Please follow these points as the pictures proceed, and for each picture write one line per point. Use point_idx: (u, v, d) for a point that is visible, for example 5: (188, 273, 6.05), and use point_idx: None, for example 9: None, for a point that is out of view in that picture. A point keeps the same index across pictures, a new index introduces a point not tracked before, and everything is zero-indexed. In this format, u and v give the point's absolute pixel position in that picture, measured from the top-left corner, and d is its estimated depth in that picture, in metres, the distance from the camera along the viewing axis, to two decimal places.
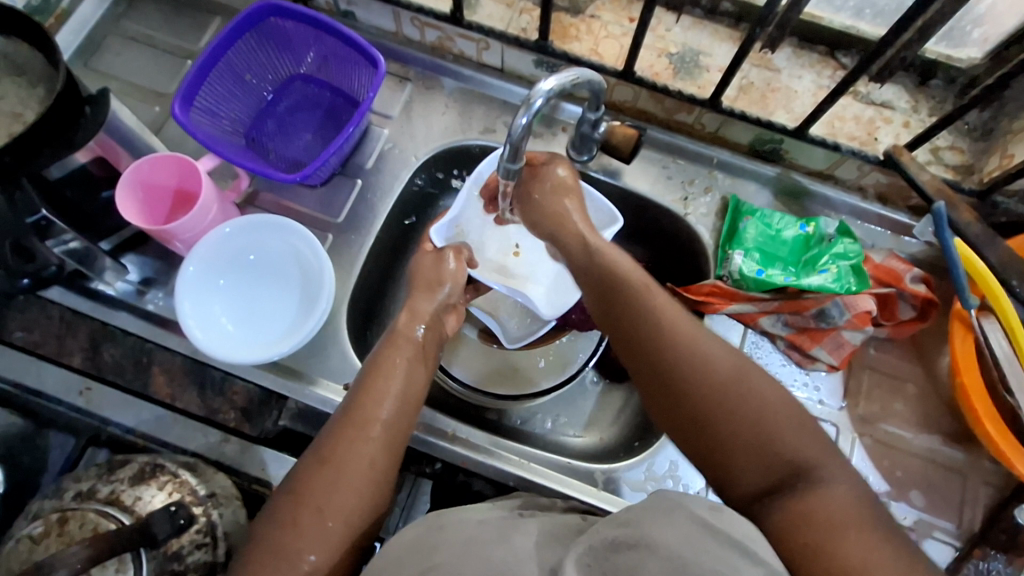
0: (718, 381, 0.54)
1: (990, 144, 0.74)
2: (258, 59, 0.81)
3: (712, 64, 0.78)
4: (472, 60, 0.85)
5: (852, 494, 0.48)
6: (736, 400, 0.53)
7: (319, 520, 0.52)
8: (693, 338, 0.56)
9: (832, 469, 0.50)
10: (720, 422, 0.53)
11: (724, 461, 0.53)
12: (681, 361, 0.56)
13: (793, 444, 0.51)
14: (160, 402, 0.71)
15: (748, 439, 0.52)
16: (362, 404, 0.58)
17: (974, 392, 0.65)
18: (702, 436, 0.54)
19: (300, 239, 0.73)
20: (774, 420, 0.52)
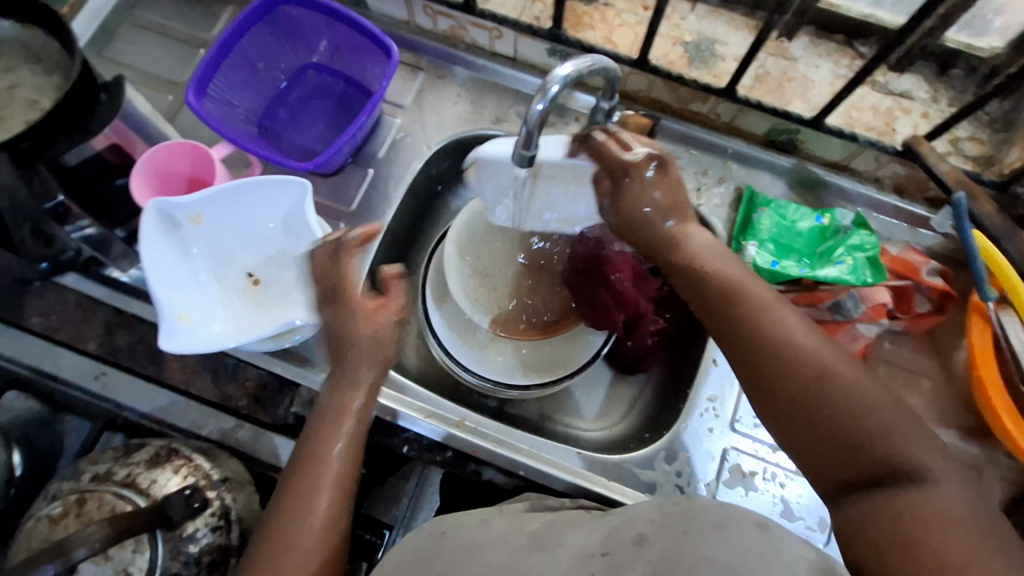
0: (814, 376, 0.49)
1: (1011, 135, 0.73)
2: (271, 48, 0.81)
3: (727, 53, 0.77)
4: (484, 49, 0.85)
5: (967, 499, 0.44)
6: (833, 396, 0.48)
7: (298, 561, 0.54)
8: (781, 323, 0.52)
9: (941, 471, 0.45)
10: (816, 418, 0.49)
11: (824, 454, 0.48)
12: (770, 349, 0.52)
13: (907, 448, 0.46)
14: (175, 388, 0.72)
15: (860, 441, 0.47)
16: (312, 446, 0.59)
17: (991, 384, 0.64)
18: (805, 435, 0.49)
19: (294, 203, 0.68)
20: (875, 414, 0.47)
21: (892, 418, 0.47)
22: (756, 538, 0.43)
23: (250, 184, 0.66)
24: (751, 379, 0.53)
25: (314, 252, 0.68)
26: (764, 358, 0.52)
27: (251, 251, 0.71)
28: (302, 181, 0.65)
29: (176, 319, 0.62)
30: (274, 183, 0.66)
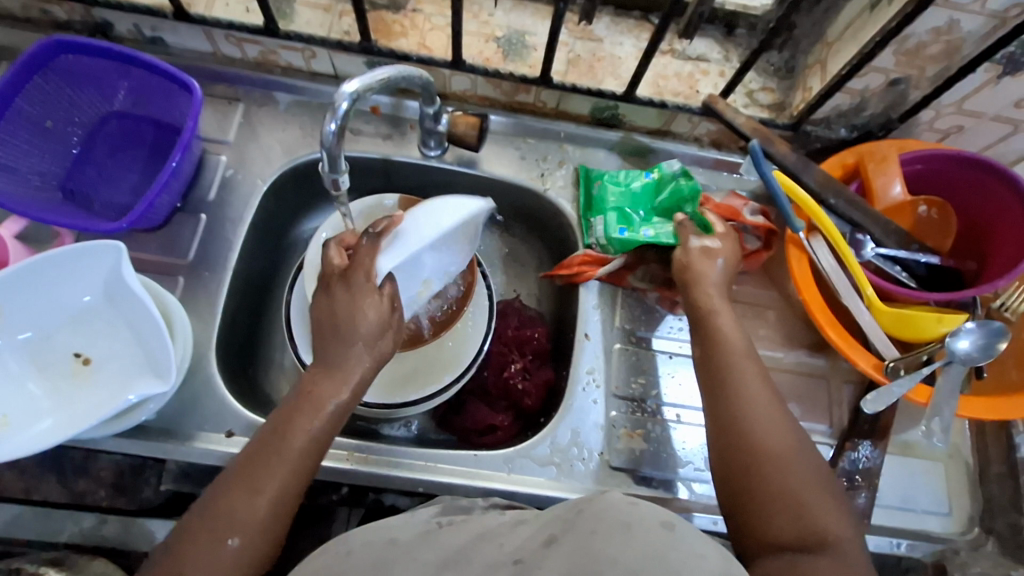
0: (756, 438, 0.55)
1: (794, 81, 0.81)
2: (56, 103, 0.73)
3: (538, 42, 0.79)
4: (302, 70, 0.82)
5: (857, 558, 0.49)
6: (769, 462, 0.53)
7: (249, 502, 0.52)
8: (744, 387, 0.58)
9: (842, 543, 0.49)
10: (758, 478, 0.53)
11: (732, 458, 0.55)
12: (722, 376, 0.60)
13: (825, 520, 0.50)
14: (16, 498, 0.64)
15: (759, 461, 0.54)
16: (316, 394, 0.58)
17: (815, 306, 0.70)
18: (749, 501, 0.53)
19: (108, 270, 0.62)
20: (797, 487, 0.52)
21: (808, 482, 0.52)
22: (659, 539, 0.39)
23: (48, 258, 0.59)
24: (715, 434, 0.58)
25: (145, 316, 0.62)
26: (714, 387, 0.60)
27: (70, 330, 0.64)
28: (115, 244, 0.60)
29: None
30: (80, 251, 0.60)
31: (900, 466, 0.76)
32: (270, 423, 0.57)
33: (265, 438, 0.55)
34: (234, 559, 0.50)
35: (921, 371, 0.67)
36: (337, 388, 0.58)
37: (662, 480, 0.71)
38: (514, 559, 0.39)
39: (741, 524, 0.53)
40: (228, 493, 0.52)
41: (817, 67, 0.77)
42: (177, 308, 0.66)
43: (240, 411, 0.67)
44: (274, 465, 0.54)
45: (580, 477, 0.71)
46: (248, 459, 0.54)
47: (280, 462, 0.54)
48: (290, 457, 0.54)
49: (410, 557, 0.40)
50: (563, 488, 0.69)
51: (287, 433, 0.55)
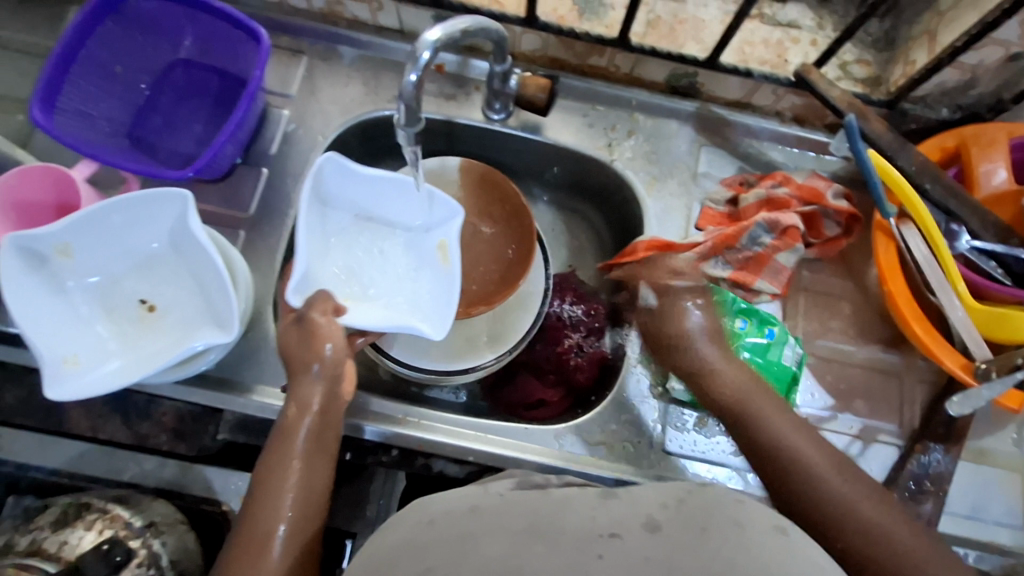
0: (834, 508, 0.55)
1: (894, 53, 0.75)
2: (126, 49, 0.72)
3: (616, 1, 0.75)
4: (368, 24, 0.80)
5: None
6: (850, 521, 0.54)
7: (264, 548, 0.53)
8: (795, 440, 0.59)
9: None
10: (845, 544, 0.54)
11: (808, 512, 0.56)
12: (770, 456, 0.59)
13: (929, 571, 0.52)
14: (83, 437, 0.65)
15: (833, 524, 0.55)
16: (288, 417, 0.59)
17: (900, 297, 0.66)
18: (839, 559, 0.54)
19: (177, 217, 0.62)
20: (893, 544, 0.53)
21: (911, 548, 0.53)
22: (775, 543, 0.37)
23: (121, 203, 0.59)
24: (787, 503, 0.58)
25: (210, 266, 0.62)
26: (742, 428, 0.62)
27: (137, 276, 0.65)
28: (183, 192, 0.59)
29: (60, 365, 0.57)
30: (148, 198, 0.60)
31: (972, 475, 0.72)
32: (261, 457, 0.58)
33: (259, 470, 0.57)
34: None
35: (1017, 377, 0.60)
36: (302, 413, 0.59)
37: (716, 469, 0.69)
38: (609, 533, 0.38)
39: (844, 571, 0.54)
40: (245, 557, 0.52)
41: (924, 39, 0.70)
42: (240, 259, 0.65)
43: None
44: (272, 489, 0.55)
45: (633, 459, 0.69)
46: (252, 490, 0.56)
47: (278, 491, 0.55)
48: (288, 479, 0.56)
49: (495, 528, 0.38)
50: (615, 467, 0.68)
51: (278, 458, 0.57)
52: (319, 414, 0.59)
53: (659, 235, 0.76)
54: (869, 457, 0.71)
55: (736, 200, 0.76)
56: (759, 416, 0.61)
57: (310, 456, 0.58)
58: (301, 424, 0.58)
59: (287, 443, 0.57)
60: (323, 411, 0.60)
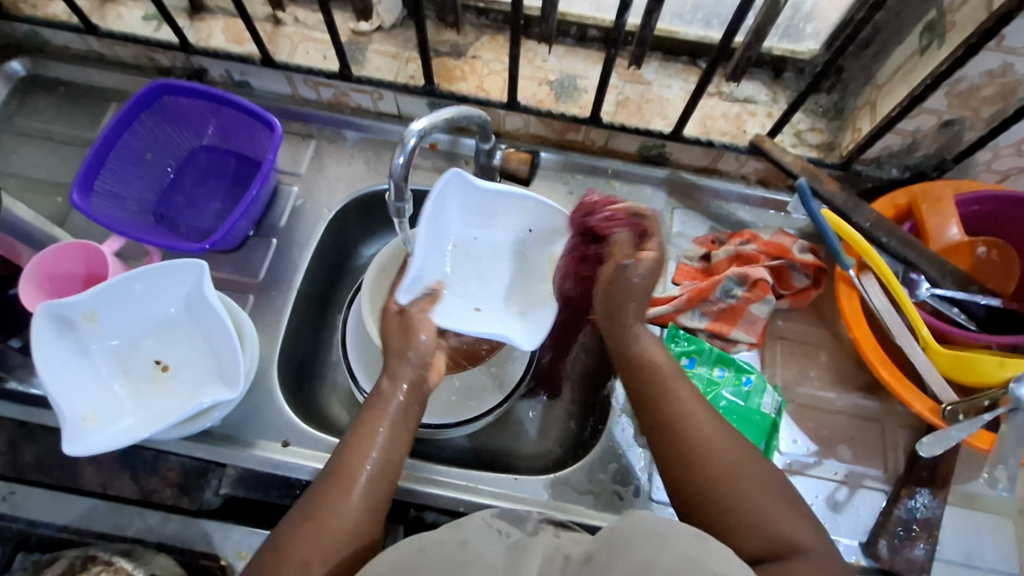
0: (722, 457, 0.56)
1: (843, 122, 0.82)
2: (157, 139, 0.82)
3: (588, 85, 0.84)
4: (370, 111, 0.89)
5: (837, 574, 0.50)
6: (735, 477, 0.55)
7: (304, 568, 0.51)
8: (676, 388, 0.61)
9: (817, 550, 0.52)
10: (720, 492, 0.54)
11: (697, 472, 0.56)
12: (690, 445, 0.57)
13: (797, 530, 0.52)
14: (92, 493, 0.69)
15: (720, 474, 0.55)
16: (347, 459, 0.57)
17: (866, 344, 0.70)
18: (707, 505, 0.55)
19: (191, 282, 0.68)
20: (765, 497, 0.54)
21: (774, 505, 0.54)
22: (692, 544, 0.44)
23: (142, 272, 0.66)
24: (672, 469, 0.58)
25: (220, 328, 0.68)
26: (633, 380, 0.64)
27: (154, 339, 0.71)
28: (198, 262, 0.66)
29: (79, 422, 0.61)
30: (165, 269, 0.67)
31: (963, 520, 0.72)
32: (313, 485, 0.56)
33: (332, 471, 0.57)
34: None
35: (984, 418, 0.63)
36: (368, 457, 0.57)
37: None
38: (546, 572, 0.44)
39: (706, 515, 0.54)
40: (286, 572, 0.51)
41: (867, 109, 0.77)
42: (248, 321, 0.71)
43: (296, 422, 0.71)
44: (339, 507, 0.54)
45: (622, 508, 0.71)
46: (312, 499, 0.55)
47: (337, 518, 0.54)
48: (360, 494, 0.56)
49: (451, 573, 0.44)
50: (601, 516, 0.69)
51: (352, 480, 0.56)
52: (392, 437, 0.60)
53: None
54: (855, 503, 0.72)
55: (708, 256, 0.81)
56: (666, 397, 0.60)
57: (379, 478, 0.57)
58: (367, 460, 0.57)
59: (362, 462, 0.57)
60: (392, 434, 0.60)
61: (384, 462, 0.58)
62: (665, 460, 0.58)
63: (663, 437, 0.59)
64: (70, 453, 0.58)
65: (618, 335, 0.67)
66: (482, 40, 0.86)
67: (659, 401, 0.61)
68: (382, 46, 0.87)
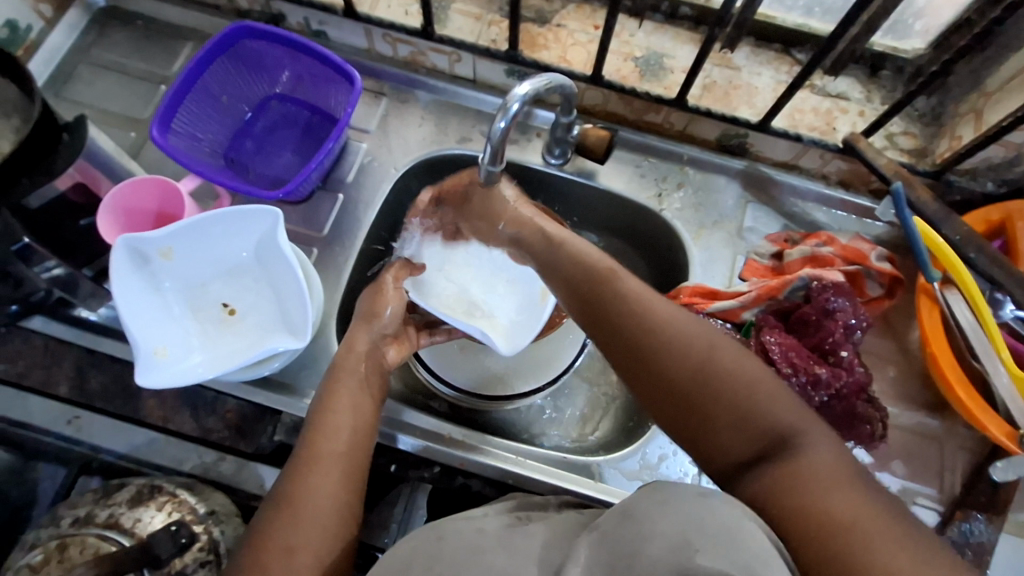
0: (695, 363, 0.52)
1: (939, 128, 0.78)
2: (233, 81, 0.82)
3: (676, 65, 0.81)
4: (445, 72, 0.88)
5: (842, 461, 0.47)
6: (719, 383, 0.51)
7: (287, 556, 0.50)
8: (654, 310, 0.55)
9: (817, 438, 0.48)
10: (712, 401, 0.51)
11: (676, 397, 0.52)
12: (666, 361, 0.53)
13: (783, 419, 0.49)
14: (152, 425, 0.70)
15: (693, 388, 0.51)
16: (316, 438, 0.57)
17: (943, 360, 0.69)
18: (694, 419, 0.51)
19: (266, 228, 0.68)
20: (757, 390, 0.50)
21: (776, 405, 0.50)
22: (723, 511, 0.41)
23: (222, 215, 0.66)
24: (655, 395, 0.54)
25: (290, 278, 0.68)
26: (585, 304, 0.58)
27: (223, 281, 0.71)
28: (274, 210, 0.66)
29: (151, 354, 0.62)
30: (243, 213, 0.66)
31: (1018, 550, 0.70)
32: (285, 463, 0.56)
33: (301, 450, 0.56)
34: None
35: None
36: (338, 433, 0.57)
37: None
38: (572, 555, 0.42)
39: (703, 432, 0.51)
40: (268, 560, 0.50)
41: (970, 117, 0.74)
42: (317, 273, 0.71)
43: None
44: (293, 539, 0.51)
45: None
46: (265, 528, 0.52)
47: (313, 492, 0.53)
48: (313, 513, 0.53)
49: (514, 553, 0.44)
50: None
51: (301, 493, 0.53)
52: (346, 449, 0.57)
53: (703, 281, 0.79)
54: None
55: (780, 254, 0.79)
56: (659, 316, 0.55)
57: (337, 495, 0.54)
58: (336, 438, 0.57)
59: (314, 492, 0.53)
60: (354, 407, 0.60)
61: (340, 487, 0.55)
62: (658, 390, 0.53)
63: (638, 358, 0.54)
64: (143, 384, 0.59)
65: (556, 258, 0.62)
66: (568, 8, 0.83)
67: (614, 306, 0.56)
68: (466, 6, 0.84)
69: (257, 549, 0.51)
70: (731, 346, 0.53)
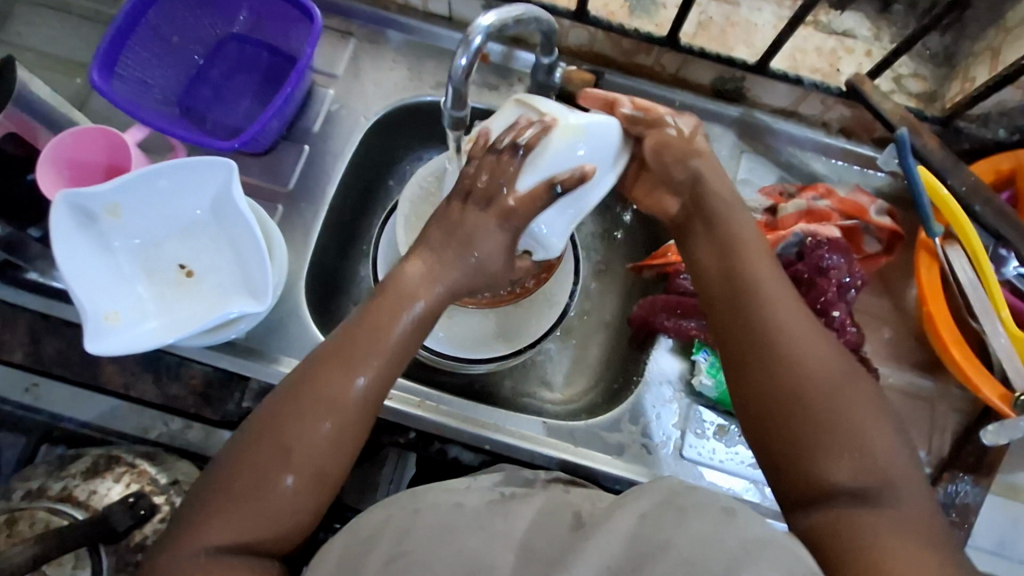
0: (822, 389, 0.49)
1: (951, 69, 0.73)
2: (184, 20, 0.74)
3: (668, 0, 0.75)
4: (418, 10, 0.80)
5: (927, 526, 0.46)
6: (838, 418, 0.48)
7: (312, 431, 0.49)
8: (796, 329, 0.52)
9: (913, 500, 0.47)
10: (819, 433, 0.48)
11: (785, 416, 0.49)
12: (788, 379, 0.49)
13: (892, 473, 0.47)
14: (114, 392, 0.67)
15: (811, 414, 0.48)
16: (371, 326, 0.53)
17: (939, 319, 0.66)
18: (790, 445, 0.48)
19: (220, 182, 0.63)
20: (870, 438, 0.48)
21: (888, 458, 0.47)
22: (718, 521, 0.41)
23: (170, 168, 0.61)
24: (756, 409, 0.50)
25: (249, 237, 0.64)
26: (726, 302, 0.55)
27: (178, 241, 0.67)
28: (228, 162, 0.61)
29: (100, 319, 0.58)
30: (192, 165, 0.61)
31: (1002, 511, 0.69)
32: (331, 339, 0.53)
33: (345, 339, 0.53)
34: (304, 479, 0.49)
35: None
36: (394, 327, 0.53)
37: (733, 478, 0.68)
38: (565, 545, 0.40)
39: (792, 457, 0.48)
40: (294, 428, 0.49)
41: (985, 56, 0.68)
42: (278, 232, 0.67)
43: (323, 343, 0.68)
44: (305, 429, 0.49)
45: (648, 462, 0.68)
46: (296, 394, 0.50)
47: (347, 385, 0.51)
48: (344, 407, 0.50)
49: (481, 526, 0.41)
50: (633, 470, 0.67)
51: (340, 388, 0.51)
52: (396, 349, 0.53)
53: None
54: None
55: (775, 209, 0.74)
56: (796, 334, 0.51)
57: (371, 398, 0.52)
58: (387, 336, 0.53)
59: (342, 382, 0.51)
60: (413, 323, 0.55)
61: (372, 389, 0.52)
62: (766, 404, 0.50)
63: (762, 367, 0.51)
64: (90, 350, 0.56)
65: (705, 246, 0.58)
66: None
67: (752, 311, 0.53)
68: None
69: (287, 411, 0.50)
70: (867, 390, 0.50)
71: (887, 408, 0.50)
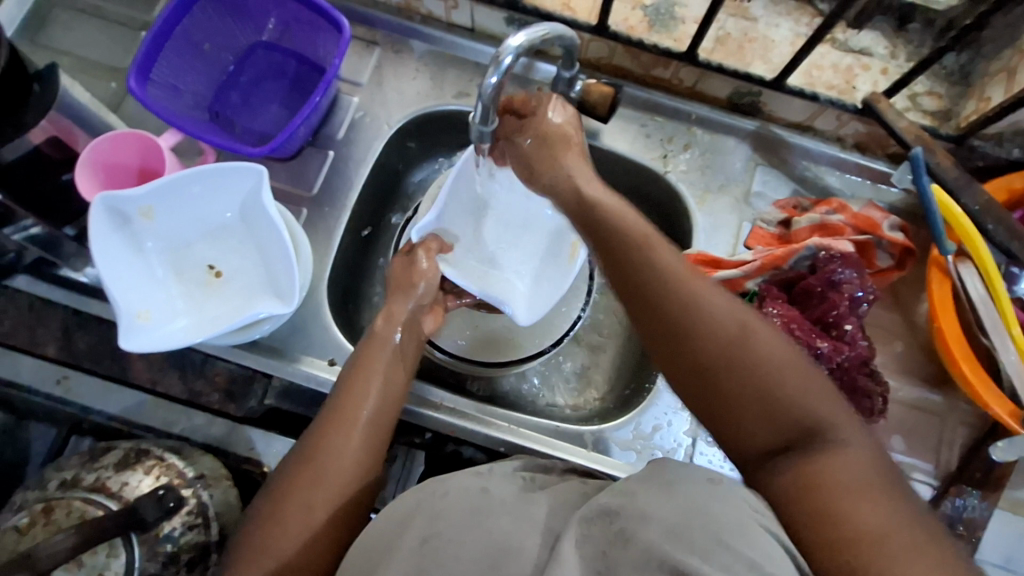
0: (729, 338, 0.50)
1: (967, 88, 0.73)
2: (216, 28, 0.77)
3: (687, 15, 0.76)
4: (441, 20, 0.82)
5: (867, 460, 0.47)
6: (752, 367, 0.49)
7: (328, 477, 0.54)
8: (692, 285, 0.52)
9: (847, 432, 0.48)
10: (740, 387, 0.49)
11: (703, 377, 0.50)
12: (699, 340, 0.50)
13: (816, 409, 0.48)
14: (142, 387, 0.70)
15: (724, 373, 0.49)
16: (355, 379, 0.59)
17: (950, 336, 0.66)
18: (720, 404, 0.50)
19: (250, 185, 0.65)
20: (786, 378, 0.48)
21: (808, 397, 0.48)
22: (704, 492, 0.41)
23: (201, 173, 0.63)
24: (681, 372, 0.52)
25: (277, 240, 0.66)
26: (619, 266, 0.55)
27: (207, 241, 0.69)
28: (258, 167, 0.63)
29: (133, 317, 0.61)
30: (224, 170, 0.64)
31: (1009, 525, 0.70)
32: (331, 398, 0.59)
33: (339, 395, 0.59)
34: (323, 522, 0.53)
35: None
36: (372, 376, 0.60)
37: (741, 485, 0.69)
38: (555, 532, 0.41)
39: (722, 414, 0.50)
40: (308, 480, 0.54)
41: (1001, 76, 0.69)
42: (304, 235, 0.69)
43: (344, 343, 0.70)
44: (322, 476, 0.54)
45: None
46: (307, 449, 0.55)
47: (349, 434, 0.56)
48: (347, 452, 0.55)
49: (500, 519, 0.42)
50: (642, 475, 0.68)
51: (341, 438, 0.56)
52: (383, 394, 0.59)
53: (705, 249, 0.76)
54: None
55: (788, 222, 0.75)
56: (694, 288, 0.52)
57: (370, 439, 0.57)
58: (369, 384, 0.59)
59: (345, 433, 0.56)
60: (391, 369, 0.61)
61: (372, 427, 0.57)
62: (681, 367, 0.52)
63: (670, 332, 0.51)
64: (125, 348, 0.58)
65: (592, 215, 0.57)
66: None
67: (645, 271, 0.53)
68: None
69: (302, 466, 0.55)
70: (776, 333, 0.51)
71: (797, 350, 0.51)
